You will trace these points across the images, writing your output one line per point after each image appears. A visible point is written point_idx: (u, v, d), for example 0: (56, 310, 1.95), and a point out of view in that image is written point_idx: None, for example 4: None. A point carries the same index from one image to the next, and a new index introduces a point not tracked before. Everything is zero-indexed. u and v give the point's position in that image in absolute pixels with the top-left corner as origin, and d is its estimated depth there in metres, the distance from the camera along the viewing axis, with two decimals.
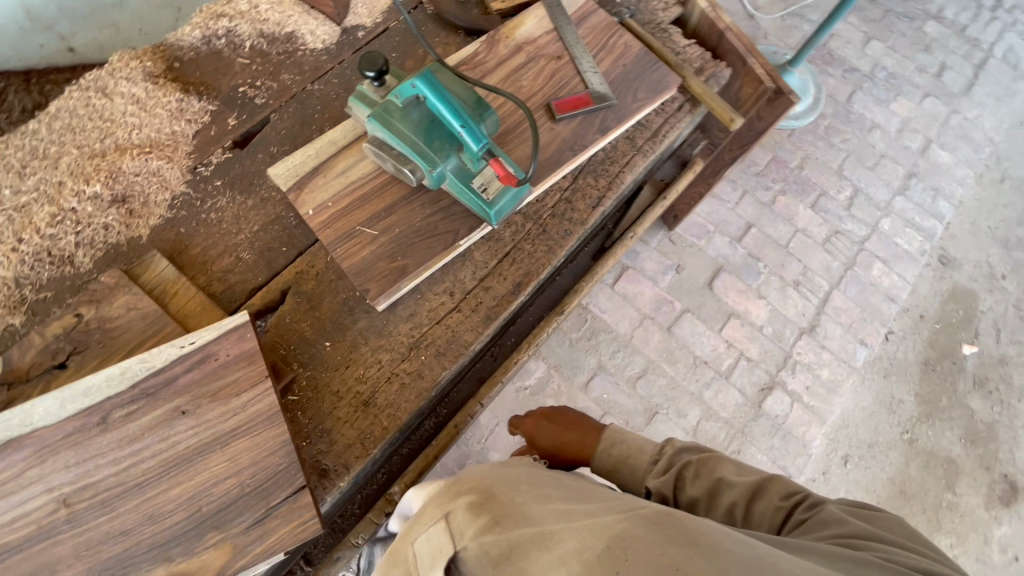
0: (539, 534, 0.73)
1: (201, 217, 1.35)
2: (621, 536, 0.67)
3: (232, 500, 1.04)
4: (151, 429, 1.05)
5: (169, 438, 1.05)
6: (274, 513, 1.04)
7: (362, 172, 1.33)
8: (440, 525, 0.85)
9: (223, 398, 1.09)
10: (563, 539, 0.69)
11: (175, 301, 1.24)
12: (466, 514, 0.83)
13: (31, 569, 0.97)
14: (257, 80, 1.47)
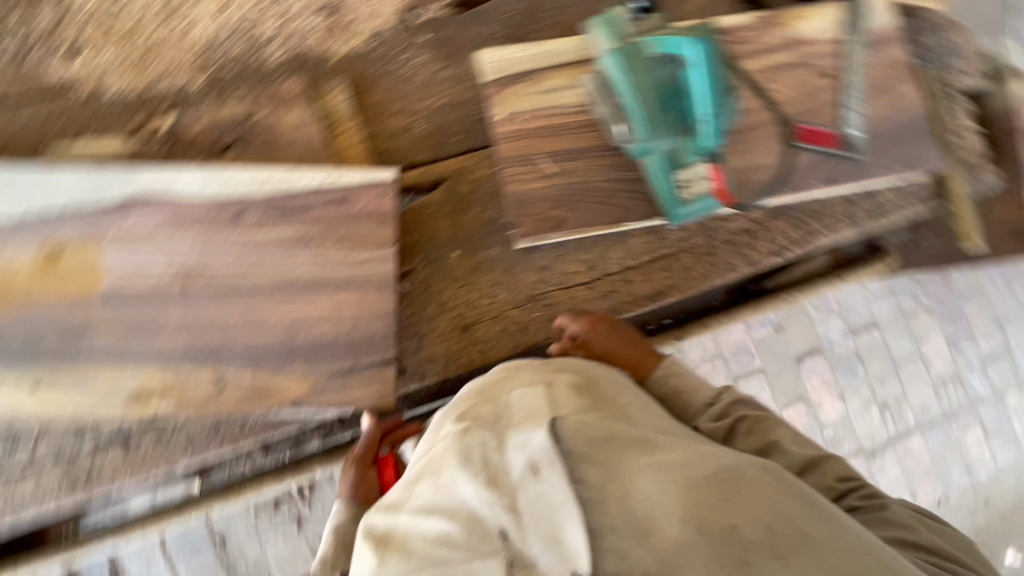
0: (640, 441, 0.77)
1: (397, 65, 1.25)
2: (729, 469, 0.71)
3: (324, 346, 1.07)
4: (281, 244, 1.07)
5: (293, 262, 1.07)
6: (357, 376, 1.07)
7: (568, 101, 1.21)
8: (536, 389, 0.85)
9: (350, 249, 1.10)
10: (669, 453, 0.74)
11: (341, 140, 1.19)
12: (565, 392, 0.85)
13: (135, 322, 1.02)
14: None
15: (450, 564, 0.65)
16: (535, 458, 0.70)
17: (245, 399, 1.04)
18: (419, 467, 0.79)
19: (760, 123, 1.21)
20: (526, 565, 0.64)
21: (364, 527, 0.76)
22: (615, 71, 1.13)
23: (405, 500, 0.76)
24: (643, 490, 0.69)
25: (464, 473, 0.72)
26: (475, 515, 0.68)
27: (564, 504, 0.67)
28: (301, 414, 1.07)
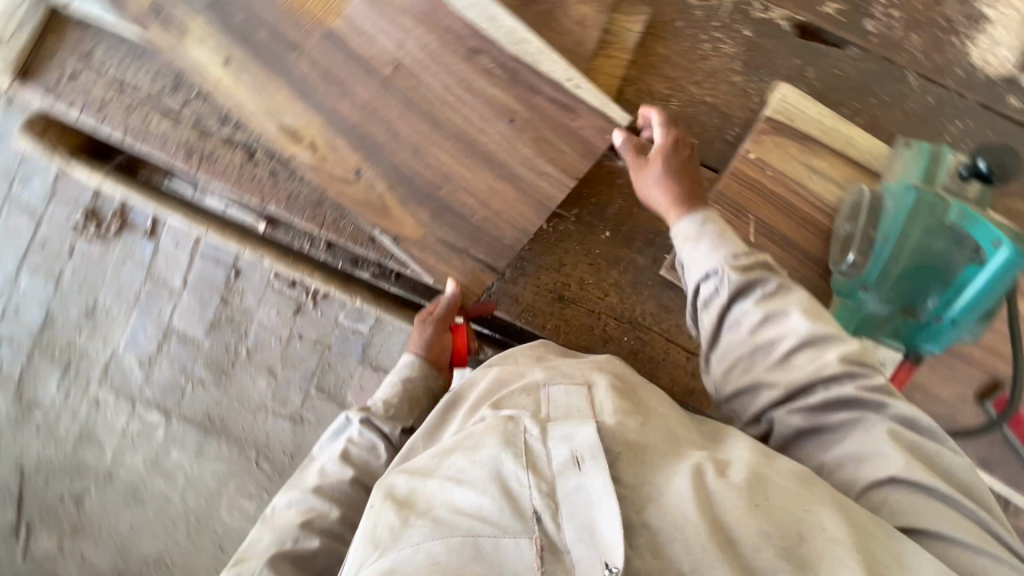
0: (672, 443, 0.75)
1: (701, 34, 1.15)
2: (765, 480, 0.67)
3: (451, 216, 1.06)
4: (490, 100, 1.02)
5: (484, 126, 1.02)
6: (457, 254, 1.08)
7: (819, 195, 1.08)
8: (578, 388, 0.85)
9: (535, 157, 1.03)
10: (700, 457, 0.71)
11: (603, 58, 1.11)
12: (607, 393, 0.83)
13: (333, 74, 1.02)
14: (892, 10, 1.15)
15: (478, 533, 0.63)
16: (578, 450, 0.68)
17: (363, 205, 1.06)
18: (452, 440, 0.78)
19: (969, 362, 1.06)
20: (557, 549, 0.62)
21: (381, 489, 0.74)
22: (894, 204, 0.97)
23: (431, 470, 0.74)
24: (679, 493, 0.65)
25: (503, 452, 0.70)
26: (510, 492, 0.66)
27: (604, 496, 0.64)
28: (395, 249, 1.08)
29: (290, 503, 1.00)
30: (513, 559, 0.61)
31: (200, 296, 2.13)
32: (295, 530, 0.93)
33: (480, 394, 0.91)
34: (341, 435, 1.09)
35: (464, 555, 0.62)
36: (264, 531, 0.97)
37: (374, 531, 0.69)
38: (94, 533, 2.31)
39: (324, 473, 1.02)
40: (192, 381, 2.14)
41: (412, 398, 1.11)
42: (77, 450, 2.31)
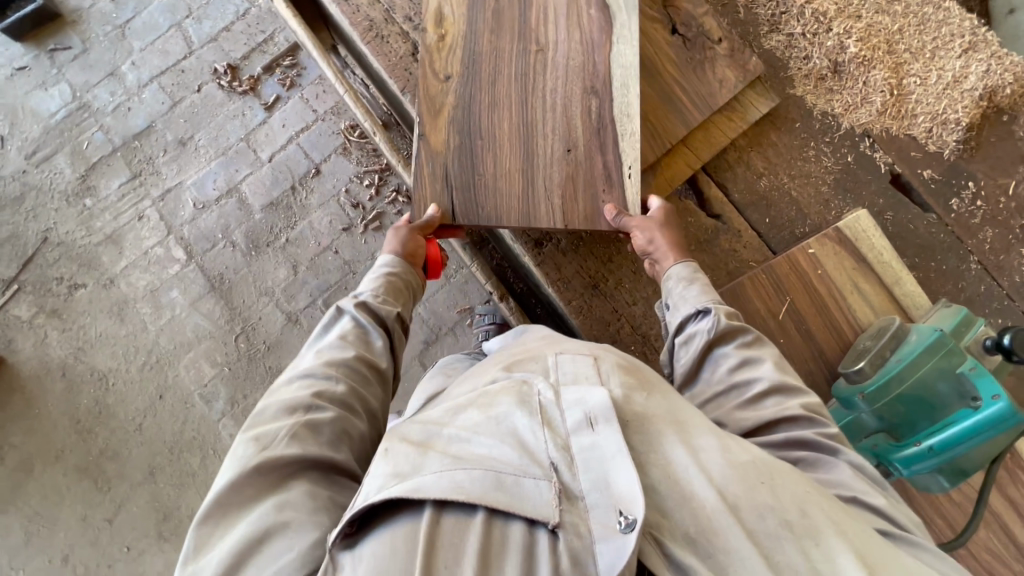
0: (679, 418, 0.67)
1: (809, 142, 1.30)
2: (770, 469, 0.62)
3: (467, 160, 1.12)
4: (570, 125, 1.13)
5: (551, 136, 1.13)
6: (439, 179, 1.12)
7: (855, 311, 1.17)
8: (585, 356, 0.75)
9: (556, 187, 1.11)
10: (706, 433, 0.65)
11: (720, 119, 1.27)
12: (613, 367, 0.73)
13: (507, 16, 1.18)
14: (978, 200, 1.27)
15: (499, 468, 0.59)
16: (591, 410, 0.63)
17: (468, 114, 1.13)
18: (464, 397, 0.71)
19: (933, 520, 1.08)
20: (575, 497, 0.57)
21: (389, 437, 0.66)
22: (917, 338, 1.03)
23: (444, 422, 0.67)
24: (679, 465, 0.61)
25: (517, 409, 0.65)
26: (524, 444, 0.61)
27: (619, 454, 0.59)
28: (414, 142, 1.12)
29: (290, 376, 0.86)
30: (534, 500, 0.57)
31: (275, 174, 2.46)
32: (307, 398, 0.80)
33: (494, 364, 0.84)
34: (334, 329, 0.96)
35: (487, 485, 0.58)
36: (267, 402, 0.81)
37: (382, 469, 0.61)
38: (68, 321, 2.37)
39: (322, 356, 0.89)
40: (227, 240, 2.40)
41: (398, 292, 1.06)
42: (98, 246, 2.43)
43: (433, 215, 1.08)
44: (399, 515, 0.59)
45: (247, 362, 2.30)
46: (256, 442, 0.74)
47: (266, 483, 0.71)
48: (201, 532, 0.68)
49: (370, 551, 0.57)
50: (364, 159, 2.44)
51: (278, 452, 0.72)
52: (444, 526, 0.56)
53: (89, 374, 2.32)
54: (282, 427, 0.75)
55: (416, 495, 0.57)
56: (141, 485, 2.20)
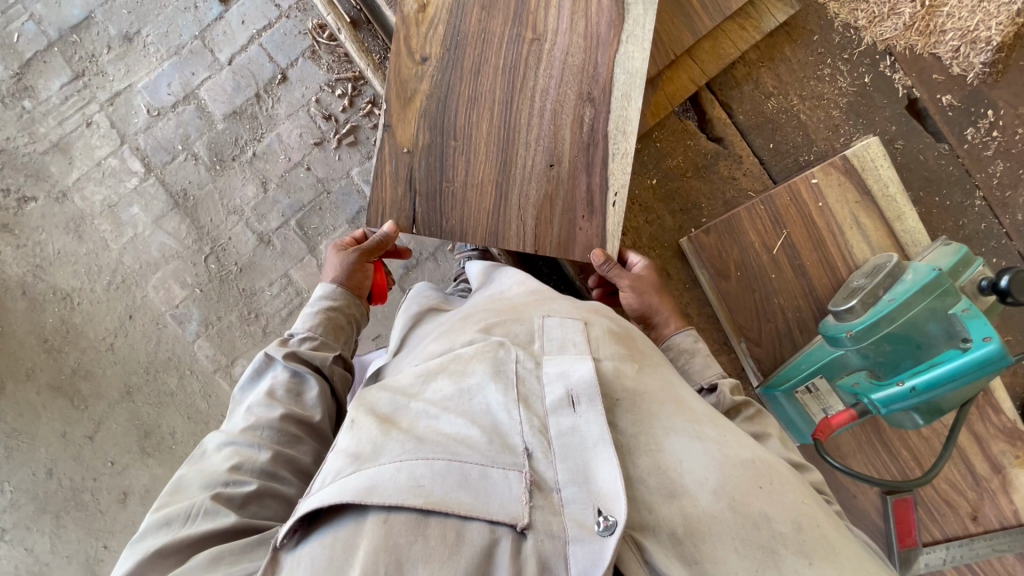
0: (675, 396, 0.69)
1: (825, 59, 1.19)
2: (765, 468, 0.62)
3: (434, 162, 1.00)
4: (556, 135, 1.00)
5: (540, 146, 1.00)
6: (402, 181, 1.01)
7: (852, 248, 1.12)
8: (575, 322, 0.77)
9: (531, 207, 1.01)
10: (705, 424, 0.66)
11: (732, 28, 1.13)
12: (606, 335, 0.76)
13: None
14: (994, 131, 1.19)
15: (464, 460, 0.58)
16: (574, 388, 0.64)
17: (451, 18, 1.00)
18: (439, 360, 0.72)
19: (901, 454, 1.11)
20: (547, 488, 0.58)
21: (358, 410, 0.67)
22: (912, 278, 0.99)
23: (414, 395, 0.69)
24: (673, 454, 0.62)
25: (492, 382, 0.67)
26: (498, 429, 0.62)
27: (599, 442, 0.60)
28: (395, 52, 1.01)
29: (219, 444, 0.79)
30: (499, 499, 0.56)
31: (236, 79, 2.23)
32: (223, 476, 0.74)
33: (481, 313, 0.85)
34: (266, 377, 0.89)
35: (448, 483, 0.56)
36: (190, 475, 0.76)
37: (348, 445, 0.63)
38: (21, 237, 2.22)
39: (251, 416, 0.81)
40: (188, 152, 2.22)
41: (336, 327, 0.99)
42: (44, 155, 2.23)
43: (387, 232, 1.00)
44: (340, 514, 0.57)
45: (218, 284, 2.21)
46: (168, 527, 0.69)
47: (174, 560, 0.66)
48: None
49: (312, 552, 0.55)
50: (336, 64, 2.19)
51: (190, 533, 0.67)
52: (391, 528, 0.54)
53: (51, 292, 2.21)
54: (195, 505, 0.70)
55: (369, 497, 0.55)
56: (118, 404, 2.17)
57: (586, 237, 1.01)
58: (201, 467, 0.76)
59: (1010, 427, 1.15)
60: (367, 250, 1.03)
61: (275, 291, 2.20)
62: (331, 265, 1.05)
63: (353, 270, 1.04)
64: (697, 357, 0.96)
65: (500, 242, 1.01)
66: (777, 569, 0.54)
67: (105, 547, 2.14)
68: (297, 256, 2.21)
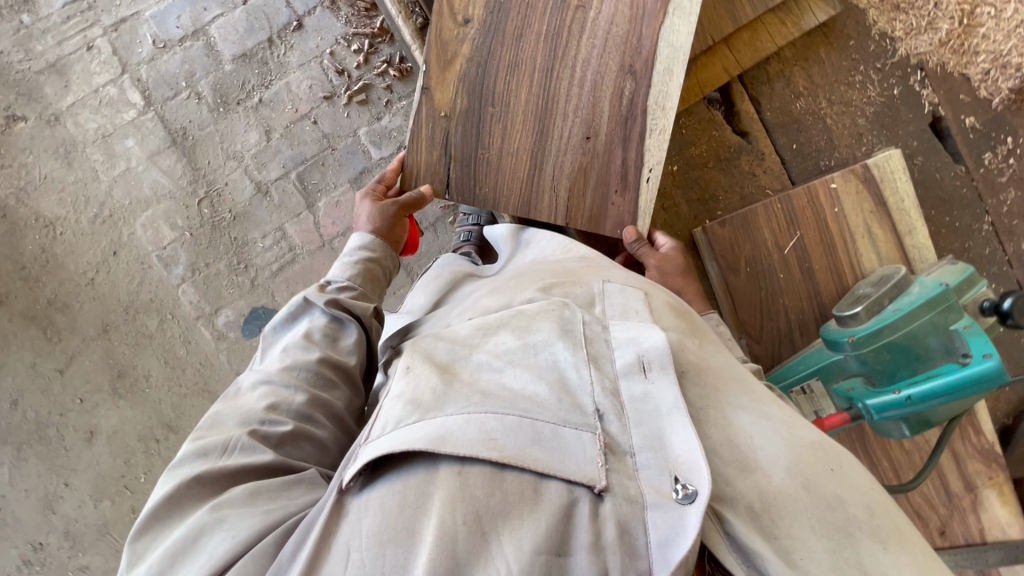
0: (735, 375, 0.69)
1: (858, 66, 1.18)
2: (832, 450, 0.60)
3: (472, 129, 1.00)
4: (595, 107, 0.98)
5: (574, 117, 0.98)
6: (437, 146, 1.02)
7: (861, 255, 1.12)
8: (634, 291, 0.78)
9: (565, 178, 1.00)
10: (767, 403, 0.65)
11: (772, 22, 1.11)
12: (664, 307, 0.77)
13: None
14: (1011, 158, 1.20)
15: (534, 417, 0.57)
16: (645, 353, 0.64)
17: None
18: (499, 317, 0.73)
19: (884, 463, 1.13)
20: (622, 453, 0.56)
21: (415, 357, 0.68)
22: (918, 291, 1.00)
23: (476, 347, 0.68)
24: (743, 428, 0.60)
25: (559, 341, 0.66)
26: (566, 386, 0.61)
27: (672, 410, 0.59)
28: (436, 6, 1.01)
29: (253, 384, 0.77)
30: (575, 459, 0.54)
31: (250, 21, 2.15)
32: (259, 414, 0.71)
33: (535, 276, 0.85)
34: (301, 322, 0.85)
35: (522, 437, 0.55)
36: (223, 411, 0.73)
37: (407, 391, 0.62)
38: (7, 157, 2.13)
39: (289, 357, 0.79)
40: (191, 90, 2.15)
41: (373, 279, 0.98)
42: (39, 75, 2.14)
43: (427, 189, 1.01)
44: (408, 463, 0.55)
45: (210, 230, 2.15)
46: (204, 457, 0.66)
47: (207, 493, 0.63)
48: (139, 544, 0.61)
49: (379, 498, 0.54)
50: (353, 19, 2.15)
51: (228, 464, 0.65)
52: (467, 478, 0.52)
53: (33, 218, 2.13)
54: (235, 437, 0.67)
55: (442, 446, 0.54)
56: (93, 341, 2.11)
57: (618, 213, 0.99)
58: (236, 404, 0.73)
59: (988, 449, 1.17)
60: (407, 207, 1.00)
61: (267, 244, 2.14)
62: (360, 220, 1.01)
63: (390, 226, 1.01)
64: (720, 339, 0.95)
65: (531, 214, 1.01)
66: (855, 550, 0.52)
67: (66, 485, 2.07)
68: (294, 210, 2.15)
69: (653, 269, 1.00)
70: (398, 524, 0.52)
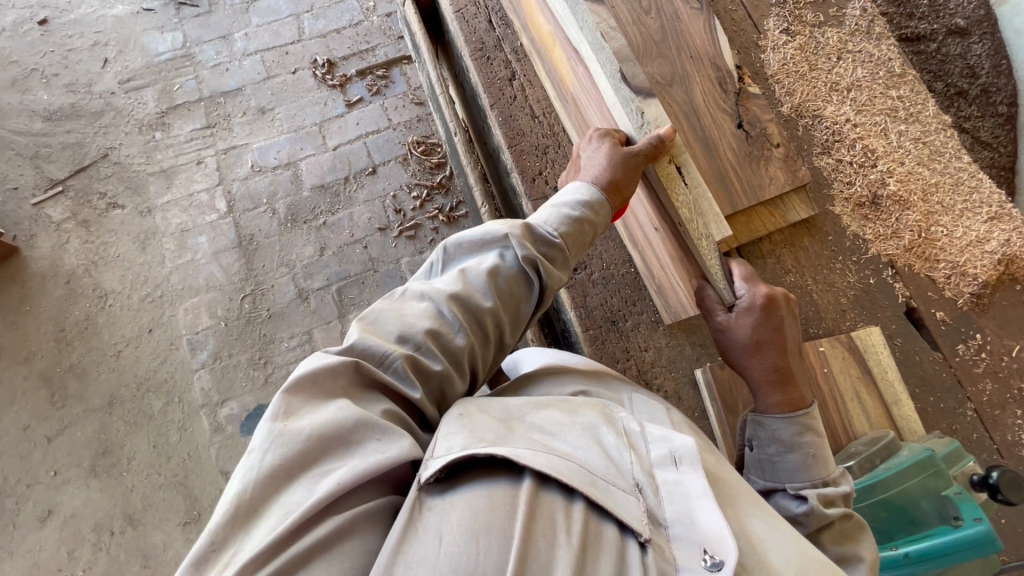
0: (748, 490, 0.80)
1: (839, 256, 1.40)
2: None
3: None
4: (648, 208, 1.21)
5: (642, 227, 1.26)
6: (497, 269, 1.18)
7: (853, 418, 1.20)
8: (657, 406, 0.98)
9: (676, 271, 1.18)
10: (779, 521, 0.74)
11: (765, 210, 1.37)
12: (683, 422, 0.97)
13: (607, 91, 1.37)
14: (982, 351, 1.35)
15: (591, 471, 0.68)
16: (677, 451, 0.75)
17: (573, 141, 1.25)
18: (547, 400, 0.83)
19: None
20: (657, 520, 0.67)
21: (469, 410, 0.74)
22: (907, 453, 1.05)
23: (529, 413, 0.78)
24: (756, 531, 0.70)
25: (604, 426, 0.77)
26: (612, 460, 0.72)
27: (701, 496, 0.69)
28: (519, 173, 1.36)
29: (419, 295, 0.84)
30: (626, 506, 0.65)
31: (334, 162, 2.63)
32: (418, 336, 0.78)
33: (568, 376, 1.00)
34: (486, 253, 0.90)
35: (582, 477, 0.66)
36: (383, 312, 0.80)
37: (469, 430, 0.70)
38: (93, 234, 2.46)
39: (465, 286, 0.84)
40: (269, 206, 2.54)
41: (582, 237, 0.97)
42: (149, 176, 2.55)
43: (666, 130, 1.02)
44: (489, 478, 0.65)
45: (243, 323, 2.37)
46: (369, 360, 0.74)
47: (353, 384, 0.73)
48: (291, 401, 0.68)
49: (466, 499, 0.62)
50: (419, 173, 2.62)
51: (382, 374, 0.74)
52: (542, 494, 0.64)
53: (91, 288, 2.39)
54: (393, 353, 0.75)
55: (519, 460, 0.64)
56: (99, 411, 2.22)
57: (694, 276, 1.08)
58: (398, 310, 0.81)
59: None
60: (651, 152, 1.00)
61: (292, 344, 2.34)
62: (586, 171, 1.03)
63: (627, 171, 0.99)
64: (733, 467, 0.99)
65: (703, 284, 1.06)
66: None
67: None
68: (326, 318, 2.38)
69: (731, 325, 0.98)
70: (490, 522, 0.59)
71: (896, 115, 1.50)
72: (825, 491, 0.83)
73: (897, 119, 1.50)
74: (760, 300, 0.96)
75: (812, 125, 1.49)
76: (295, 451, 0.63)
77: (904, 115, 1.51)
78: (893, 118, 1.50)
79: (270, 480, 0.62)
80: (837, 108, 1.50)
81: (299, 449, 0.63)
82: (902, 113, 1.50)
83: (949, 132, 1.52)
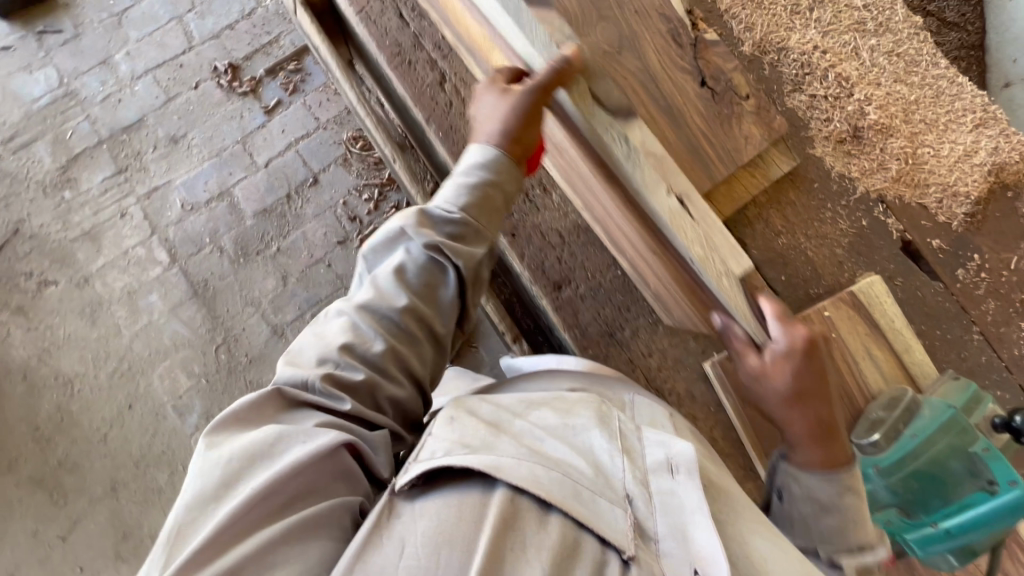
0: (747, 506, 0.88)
1: (827, 203, 1.32)
2: None
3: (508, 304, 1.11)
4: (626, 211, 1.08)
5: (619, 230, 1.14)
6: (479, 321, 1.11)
7: (868, 377, 1.18)
8: (658, 405, 1.04)
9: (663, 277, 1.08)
10: (778, 538, 0.82)
11: (747, 174, 1.27)
12: (686, 428, 1.02)
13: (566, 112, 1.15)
14: (982, 271, 1.31)
15: (576, 479, 0.75)
16: (674, 459, 0.84)
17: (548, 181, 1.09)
18: (547, 402, 0.92)
19: None
20: (643, 529, 0.76)
21: (465, 419, 0.81)
22: (930, 415, 1.07)
23: (522, 417, 0.86)
24: (761, 554, 0.78)
25: (596, 428, 0.86)
26: (599, 466, 0.80)
27: (695, 510, 0.78)
28: None
29: (338, 313, 0.90)
30: (613, 520, 0.73)
31: (270, 181, 2.40)
32: (336, 354, 0.84)
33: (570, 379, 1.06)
34: (393, 251, 0.93)
35: (565, 490, 0.73)
36: (306, 342, 0.88)
37: (457, 436, 0.77)
38: (34, 319, 2.26)
39: (377, 293, 0.89)
40: (215, 244, 2.34)
41: (487, 202, 0.97)
42: (73, 241, 2.32)
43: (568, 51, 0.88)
44: (470, 488, 0.72)
45: (225, 375, 2.25)
46: (296, 386, 0.82)
47: (279, 411, 0.80)
48: (214, 436, 0.74)
49: (442, 508, 0.69)
50: (365, 171, 2.42)
51: (308, 396, 0.81)
52: (517, 504, 0.71)
53: (53, 377, 2.23)
54: (312, 376, 0.82)
55: (499, 474, 0.71)
56: (104, 499, 2.14)
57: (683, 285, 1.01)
58: (319, 336, 0.87)
59: None
60: (546, 84, 0.88)
61: None
62: (483, 123, 0.98)
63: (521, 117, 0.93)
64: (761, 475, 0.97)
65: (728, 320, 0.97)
66: None
67: None
68: None
69: (764, 369, 0.90)
70: (461, 529, 0.67)
71: (864, 29, 1.36)
72: (863, 562, 0.86)
73: (866, 33, 1.36)
74: (800, 345, 0.86)
75: (779, 61, 1.35)
76: (220, 474, 0.69)
77: (872, 27, 1.37)
78: (861, 33, 1.36)
79: (200, 507, 0.67)
80: (803, 34, 1.35)
81: (222, 472, 0.69)
82: (870, 25, 1.37)
83: (922, 35, 1.39)
